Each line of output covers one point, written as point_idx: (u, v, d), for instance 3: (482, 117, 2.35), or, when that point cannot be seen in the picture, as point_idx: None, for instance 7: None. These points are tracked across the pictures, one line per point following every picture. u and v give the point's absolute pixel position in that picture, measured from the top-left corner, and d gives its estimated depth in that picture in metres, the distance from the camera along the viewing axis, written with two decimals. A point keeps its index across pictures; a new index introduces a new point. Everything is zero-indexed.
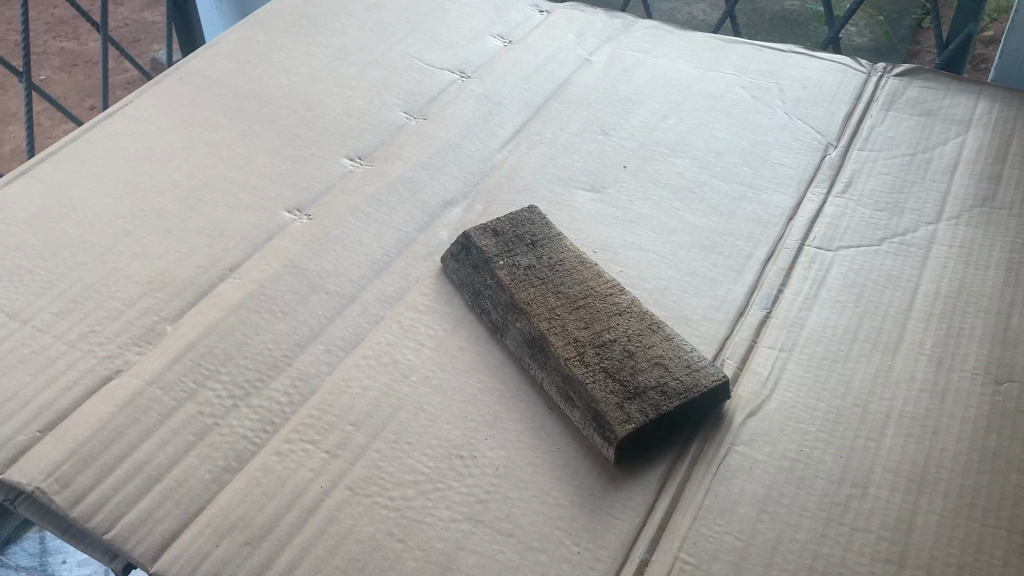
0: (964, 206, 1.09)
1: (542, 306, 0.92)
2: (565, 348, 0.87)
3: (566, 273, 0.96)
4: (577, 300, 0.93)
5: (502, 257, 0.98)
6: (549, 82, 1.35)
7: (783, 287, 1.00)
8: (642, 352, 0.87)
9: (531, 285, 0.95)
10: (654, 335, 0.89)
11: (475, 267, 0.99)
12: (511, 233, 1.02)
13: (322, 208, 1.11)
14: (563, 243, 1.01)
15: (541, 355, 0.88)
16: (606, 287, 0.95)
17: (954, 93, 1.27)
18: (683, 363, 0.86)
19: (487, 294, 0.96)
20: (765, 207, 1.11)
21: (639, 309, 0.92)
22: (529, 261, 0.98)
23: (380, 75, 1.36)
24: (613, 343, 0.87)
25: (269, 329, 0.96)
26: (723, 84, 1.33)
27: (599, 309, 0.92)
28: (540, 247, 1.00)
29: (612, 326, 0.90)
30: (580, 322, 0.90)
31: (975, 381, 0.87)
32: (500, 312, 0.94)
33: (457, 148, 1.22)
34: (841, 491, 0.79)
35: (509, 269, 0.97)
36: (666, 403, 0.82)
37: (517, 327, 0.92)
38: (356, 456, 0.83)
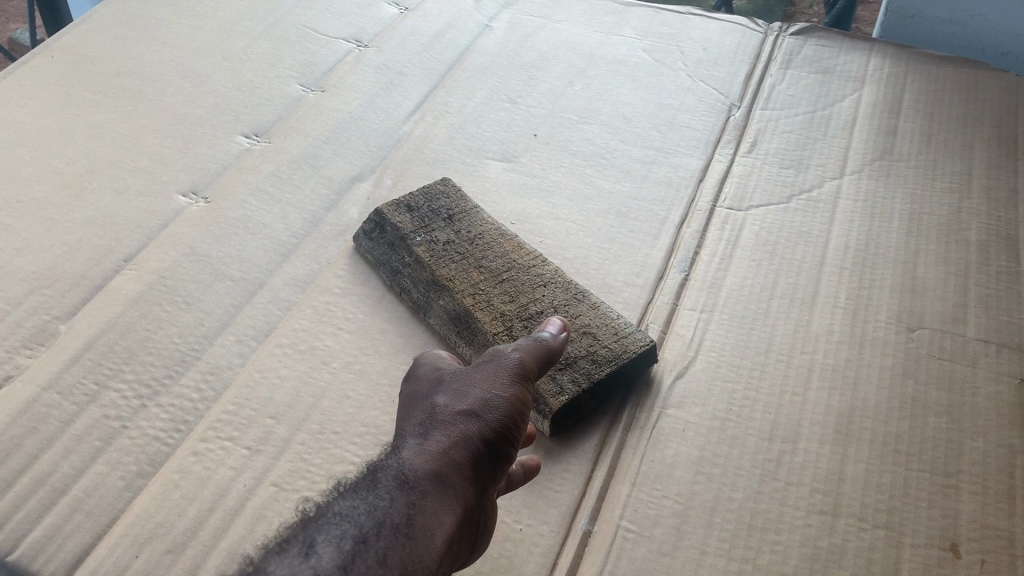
0: (865, 161, 1.11)
1: (465, 281, 0.89)
2: (491, 323, 0.85)
3: (487, 247, 0.94)
4: (501, 273, 0.91)
5: (419, 232, 0.95)
6: (450, 49, 1.31)
7: (700, 248, 1.00)
8: (570, 322, 0.86)
9: (452, 260, 0.92)
10: (580, 304, 0.88)
11: (391, 245, 0.95)
12: (425, 207, 0.99)
13: (219, 189, 1.05)
14: (480, 215, 0.99)
15: (467, 333, 0.86)
16: (528, 259, 0.93)
17: (847, 50, 1.31)
18: (611, 330, 0.85)
19: (406, 274, 0.93)
20: (675, 169, 1.11)
21: (563, 279, 0.91)
22: (447, 236, 0.95)
23: (272, 48, 1.29)
24: (540, 315, 0.86)
25: (173, 322, 0.90)
26: (625, 48, 1.32)
27: (524, 282, 0.90)
28: (457, 221, 0.97)
29: (538, 298, 0.88)
30: (505, 296, 0.88)
31: (889, 331, 0.90)
32: (422, 291, 0.91)
33: (360, 121, 1.17)
34: (773, 448, 0.79)
35: (427, 245, 0.93)
36: (597, 372, 0.81)
37: (441, 305, 0.89)
38: (280, 450, 0.79)
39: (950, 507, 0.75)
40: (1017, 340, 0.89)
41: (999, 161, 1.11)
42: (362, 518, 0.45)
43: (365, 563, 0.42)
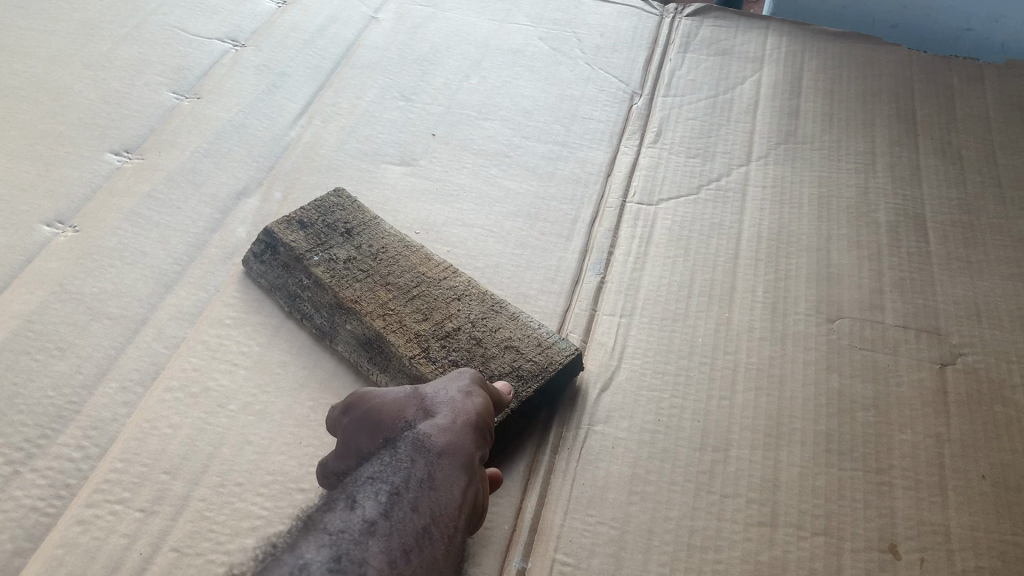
0: (771, 144, 1.10)
1: (373, 300, 0.83)
2: (406, 346, 0.79)
3: (391, 262, 0.88)
4: (410, 290, 0.84)
5: (316, 251, 0.87)
6: (335, 44, 1.23)
7: (613, 248, 0.97)
8: (490, 336, 0.81)
9: (355, 278, 0.85)
10: (499, 316, 0.83)
11: (286, 266, 0.87)
12: (319, 221, 0.91)
13: (89, 216, 0.95)
14: (380, 227, 0.92)
15: (380, 358, 0.80)
16: (438, 272, 0.87)
17: (744, 29, 1.29)
18: (534, 342, 0.81)
19: (306, 297, 0.85)
20: (582, 164, 1.07)
21: (477, 290, 0.86)
22: (347, 253, 0.88)
23: (138, 52, 1.18)
24: (457, 332, 0.81)
25: (45, 372, 0.81)
26: (520, 37, 1.28)
27: (436, 296, 0.84)
28: (356, 235, 0.90)
29: (454, 313, 0.83)
30: (418, 315, 0.82)
31: (810, 323, 0.88)
32: (325, 315, 0.84)
33: (243, 128, 1.08)
34: (705, 458, 0.76)
35: (327, 265, 0.86)
36: (524, 389, 0.77)
37: (348, 329, 0.82)
38: (178, 509, 0.72)
39: (885, 505, 0.73)
40: (933, 323, 0.88)
41: (900, 138, 1.11)
42: (393, 478, 0.58)
43: (398, 509, 0.55)
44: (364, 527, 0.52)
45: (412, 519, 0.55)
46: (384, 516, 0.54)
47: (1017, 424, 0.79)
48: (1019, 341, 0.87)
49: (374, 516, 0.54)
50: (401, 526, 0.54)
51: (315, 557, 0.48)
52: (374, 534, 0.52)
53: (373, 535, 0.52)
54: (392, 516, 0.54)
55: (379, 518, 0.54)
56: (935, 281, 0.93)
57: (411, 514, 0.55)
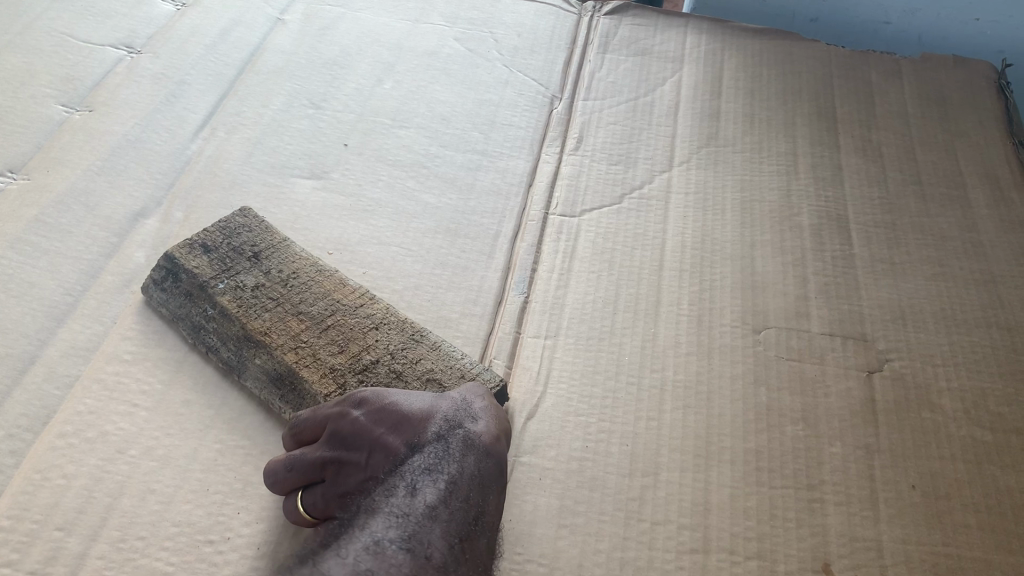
0: (693, 149, 1.08)
1: (284, 333, 0.78)
2: (321, 383, 0.75)
3: (303, 288, 0.83)
4: (324, 320, 0.80)
5: (221, 278, 0.82)
6: (239, 50, 1.17)
7: (537, 265, 0.94)
8: (410, 368, 0.77)
9: (264, 308, 0.80)
10: (419, 346, 0.80)
11: (189, 294, 0.82)
12: (224, 244, 0.85)
13: None
14: (291, 249, 0.87)
15: (291, 394, 0.76)
16: (354, 299, 0.83)
17: (663, 28, 1.27)
18: (457, 373, 0.78)
19: (211, 329, 0.80)
20: (503, 175, 1.04)
21: (395, 318, 0.82)
22: (256, 280, 0.83)
23: (22, 60, 1.10)
24: (375, 365, 0.77)
25: None
26: (434, 38, 1.23)
27: (352, 326, 0.80)
28: (265, 260, 0.85)
29: (372, 344, 0.79)
30: (333, 347, 0.78)
31: (736, 335, 0.87)
32: (232, 348, 0.79)
33: (140, 143, 1.02)
34: (635, 484, 0.74)
35: (233, 294, 0.81)
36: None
37: (257, 364, 0.78)
38: (74, 570, 0.66)
39: (818, 523, 0.72)
40: (859, 330, 0.88)
41: (821, 137, 1.10)
42: (443, 513, 0.65)
43: (453, 499, 0.66)
44: (425, 512, 0.65)
45: (465, 509, 0.66)
46: (443, 504, 0.65)
47: (945, 430, 0.79)
48: (944, 344, 0.86)
49: (434, 503, 0.65)
50: (457, 512, 0.65)
51: (384, 537, 0.62)
52: (434, 519, 0.64)
53: (435, 522, 0.64)
54: (449, 506, 0.65)
55: (438, 506, 0.65)
56: (860, 286, 0.92)
57: (465, 505, 0.66)
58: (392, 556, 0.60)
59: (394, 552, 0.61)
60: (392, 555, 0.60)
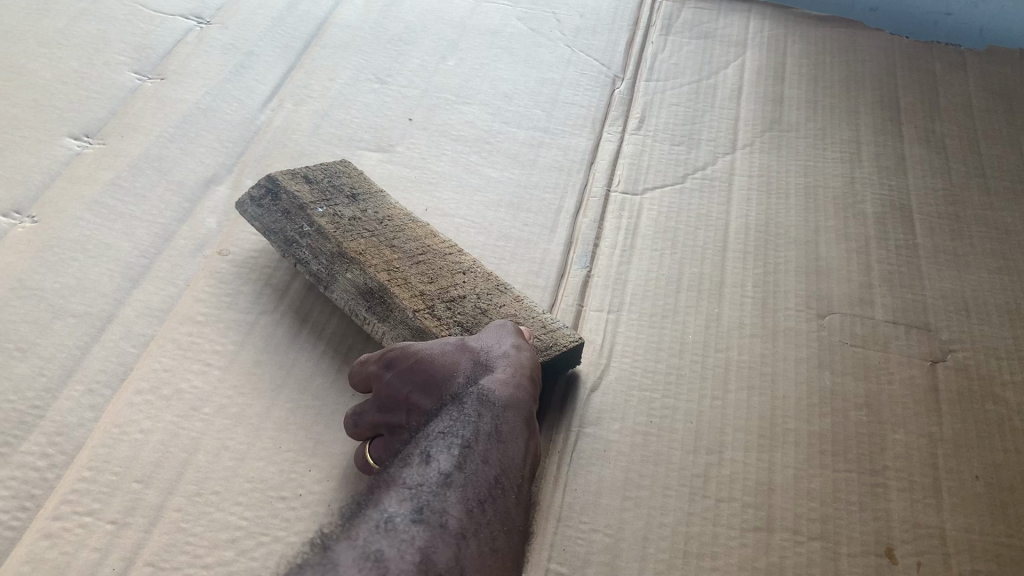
0: (756, 133, 1.08)
1: (378, 257, 0.80)
2: (410, 300, 0.76)
3: (397, 228, 0.84)
4: (416, 255, 0.82)
5: (321, 204, 0.84)
6: (307, 22, 1.19)
7: (599, 240, 0.94)
8: (495, 308, 0.78)
9: (361, 234, 0.82)
10: (504, 294, 0.80)
11: (286, 213, 0.84)
12: (325, 180, 0.87)
13: (47, 206, 0.90)
14: (386, 199, 0.88)
15: (380, 307, 0.77)
16: (444, 246, 0.84)
17: (726, 13, 1.27)
18: (539, 322, 0.78)
19: (306, 244, 0.82)
20: (565, 152, 1.05)
21: (483, 268, 0.83)
22: (353, 212, 0.85)
23: (96, 28, 1.12)
24: (462, 299, 0.78)
25: (5, 375, 0.76)
26: (497, 17, 1.24)
27: (441, 266, 0.81)
28: (363, 199, 0.87)
29: (459, 283, 0.80)
30: (423, 277, 0.79)
31: (800, 319, 0.87)
32: (324, 262, 0.81)
33: (211, 112, 1.03)
34: (699, 461, 0.74)
35: (332, 218, 0.83)
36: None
37: (348, 279, 0.79)
38: (152, 521, 0.68)
39: (881, 508, 0.72)
40: (922, 319, 0.87)
41: (884, 126, 1.09)
42: (461, 481, 0.53)
43: (470, 463, 0.54)
44: (441, 481, 0.52)
45: (486, 472, 0.55)
46: (459, 468, 0.53)
47: (1009, 422, 0.79)
48: (1009, 337, 0.86)
49: (450, 469, 0.53)
50: (475, 475, 0.54)
51: (396, 513, 0.47)
52: (451, 487, 0.52)
53: (451, 487, 0.52)
54: (467, 468, 0.54)
55: (454, 470, 0.53)
56: (923, 275, 0.92)
57: (484, 469, 0.55)
58: (406, 531, 0.47)
59: (407, 526, 0.47)
60: (405, 527, 0.47)
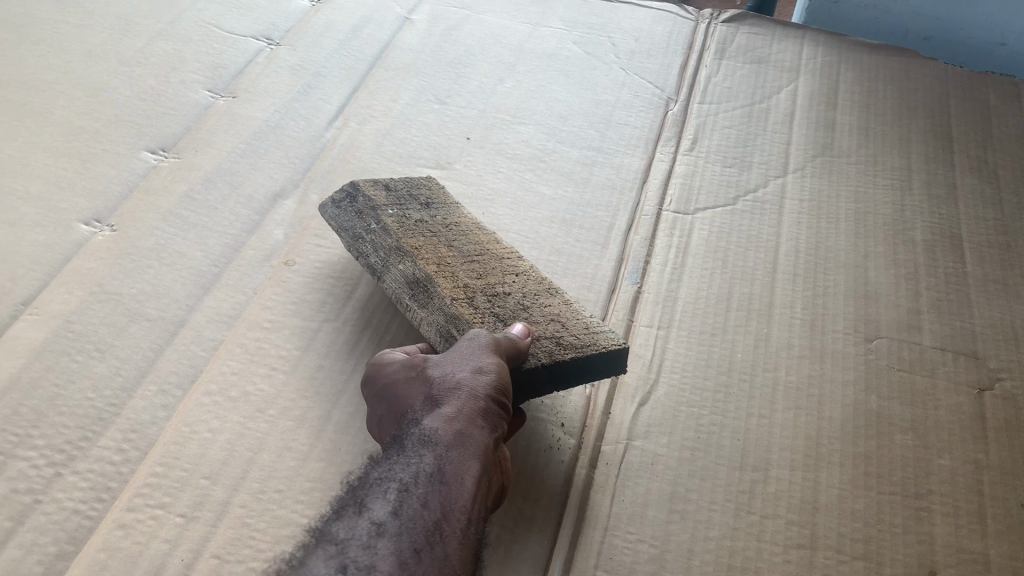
0: (807, 157, 1.09)
1: (432, 254, 0.83)
2: (452, 289, 0.79)
3: (461, 233, 0.88)
4: (471, 254, 0.85)
5: (392, 206, 0.89)
6: (371, 44, 1.23)
7: (649, 258, 0.97)
8: (537, 306, 0.80)
9: (422, 234, 0.86)
10: (552, 297, 0.82)
11: (359, 213, 0.89)
12: (404, 189, 0.92)
13: (126, 215, 0.95)
14: (459, 207, 0.92)
15: (422, 295, 0.80)
16: (503, 251, 0.87)
17: (780, 38, 1.29)
18: (582, 324, 0.79)
19: (368, 240, 0.86)
20: (618, 171, 1.07)
21: (536, 274, 0.85)
22: (421, 216, 0.89)
23: (173, 48, 1.18)
24: (506, 296, 0.80)
25: (85, 374, 0.81)
26: (554, 41, 1.28)
27: (494, 266, 0.84)
28: (435, 207, 0.91)
29: (508, 282, 0.82)
30: (472, 273, 0.82)
31: (848, 341, 0.88)
32: (382, 255, 0.84)
33: (279, 129, 1.08)
34: (744, 478, 0.76)
35: (399, 218, 0.87)
36: (562, 353, 0.75)
37: (399, 269, 0.82)
38: (219, 515, 0.72)
39: (925, 531, 0.73)
40: (971, 347, 0.88)
41: (935, 155, 1.10)
42: (393, 528, 0.51)
43: (407, 508, 0.53)
44: (371, 533, 0.50)
45: (426, 512, 0.53)
46: (394, 515, 0.52)
47: None
48: None
49: (383, 519, 0.51)
50: (412, 520, 0.52)
51: None
52: (381, 538, 0.50)
53: (383, 536, 0.50)
54: (403, 514, 0.52)
55: (388, 518, 0.52)
56: (972, 303, 0.92)
57: (423, 510, 0.53)
58: None
59: None
60: None
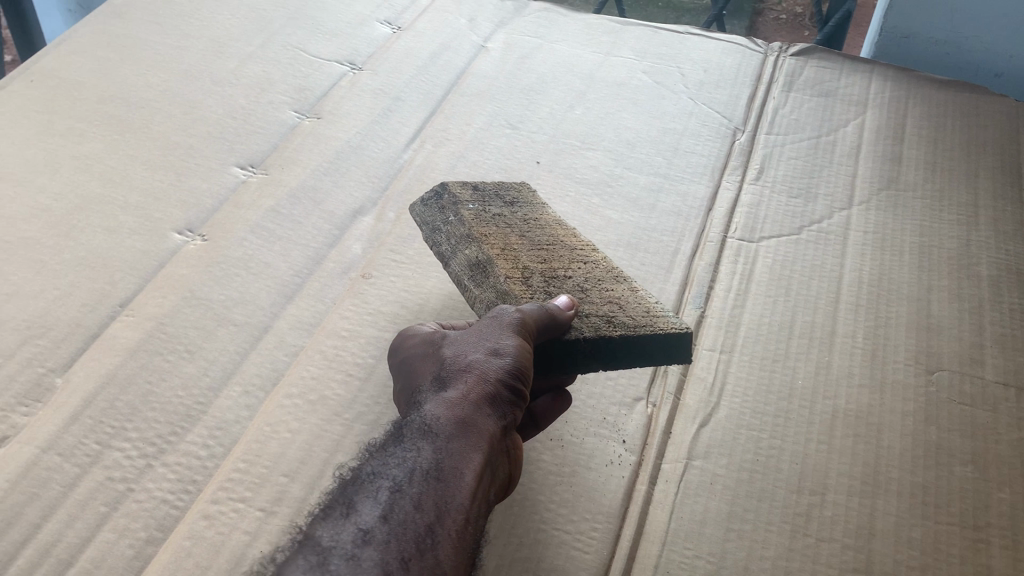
0: (872, 190, 1.11)
1: (500, 242, 0.87)
2: (510, 270, 0.83)
3: (536, 227, 0.91)
4: (541, 244, 0.89)
5: (473, 202, 0.92)
6: (448, 71, 1.29)
7: (713, 283, 0.99)
8: (597, 291, 0.83)
9: (495, 225, 0.90)
10: (618, 285, 0.85)
11: (440, 207, 0.92)
12: (493, 190, 0.96)
13: (216, 227, 1.01)
14: (543, 209, 0.96)
15: (481, 276, 0.84)
16: (574, 241, 0.91)
17: (849, 72, 1.31)
18: (643, 308, 0.81)
19: (443, 228, 0.90)
20: (684, 198, 1.10)
21: (604, 264, 0.88)
22: (499, 210, 0.92)
23: (262, 71, 1.25)
24: (567, 280, 0.84)
25: (176, 373, 0.86)
26: (624, 70, 1.32)
27: (562, 256, 0.88)
28: (518, 208, 0.94)
29: (574, 270, 0.86)
30: (537, 259, 0.86)
31: (909, 373, 0.89)
32: (452, 242, 0.88)
33: (359, 150, 1.13)
34: (802, 501, 0.78)
35: (475, 211, 0.91)
36: (610, 329, 0.77)
37: (465, 254, 0.86)
38: (296, 511, 0.76)
39: (982, 563, 0.73)
40: None
41: (1004, 191, 1.10)
42: (381, 533, 0.56)
43: (397, 512, 0.58)
44: (359, 539, 0.55)
45: (416, 515, 0.58)
46: (383, 521, 0.57)
47: None
48: None
49: (371, 525, 0.56)
50: (401, 525, 0.57)
51: None
52: (369, 545, 0.55)
53: (369, 544, 0.55)
54: (392, 518, 0.57)
55: (375, 524, 0.56)
56: None
57: (414, 514, 0.58)
58: None
59: None
60: None
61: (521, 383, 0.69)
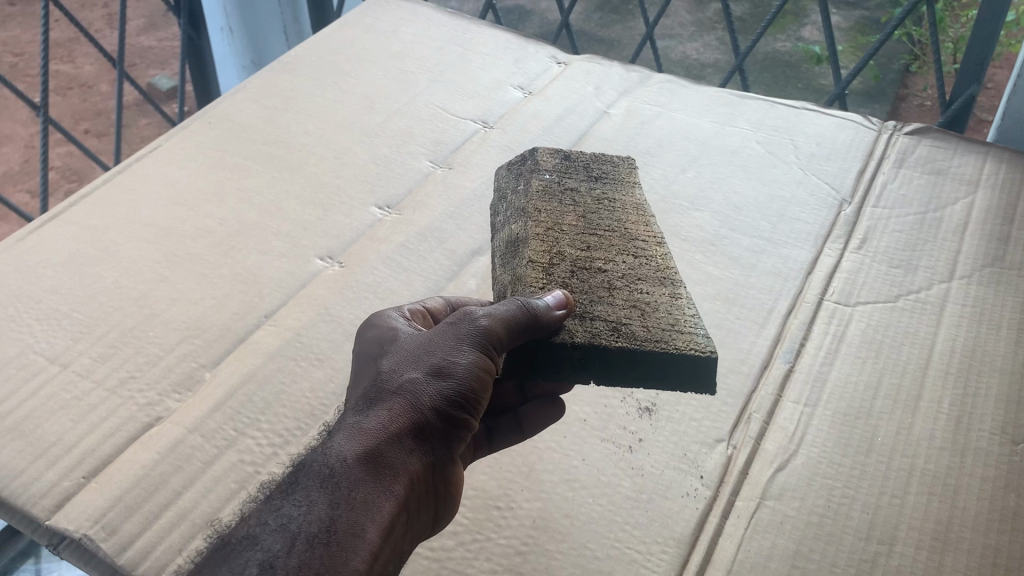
0: (975, 267, 1.13)
1: (550, 220, 0.96)
2: (539, 252, 0.91)
3: (607, 209, 1.00)
4: (597, 228, 0.96)
5: (552, 172, 1.04)
6: (570, 133, 1.39)
7: (805, 341, 1.03)
8: (625, 292, 0.88)
9: (557, 202, 0.99)
10: (658, 291, 0.89)
11: (517, 172, 1.07)
12: (581, 161, 1.07)
13: (353, 256, 1.14)
14: (625, 189, 1.04)
15: (511, 252, 0.95)
16: (636, 233, 0.97)
17: (962, 152, 1.33)
18: (667, 321, 0.85)
19: (512, 194, 1.04)
20: (785, 261, 1.15)
21: (656, 263, 0.93)
22: (576, 187, 1.02)
23: (405, 125, 1.39)
24: (598, 271, 0.90)
25: (306, 378, 0.98)
26: (738, 139, 1.39)
27: (611, 245, 0.94)
28: (600, 182, 1.04)
29: (614, 262, 0.92)
30: (580, 245, 0.93)
31: (993, 442, 0.91)
32: (510, 213, 1.01)
33: (483, 198, 1.24)
34: (869, 548, 0.81)
35: (546, 184, 1.02)
36: (611, 340, 0.82)
37: (513, 226, 0.98)
38: None
39: None
40: None
41: None
42: None
43: None
44: None
45: None
46: None
47: None
48: None
49: None
50: None
51: None
52: None
53: None
54: None
55: None
56: None
57: None
58: None
59: None
60: None
61: (451, 414, 0.73)
